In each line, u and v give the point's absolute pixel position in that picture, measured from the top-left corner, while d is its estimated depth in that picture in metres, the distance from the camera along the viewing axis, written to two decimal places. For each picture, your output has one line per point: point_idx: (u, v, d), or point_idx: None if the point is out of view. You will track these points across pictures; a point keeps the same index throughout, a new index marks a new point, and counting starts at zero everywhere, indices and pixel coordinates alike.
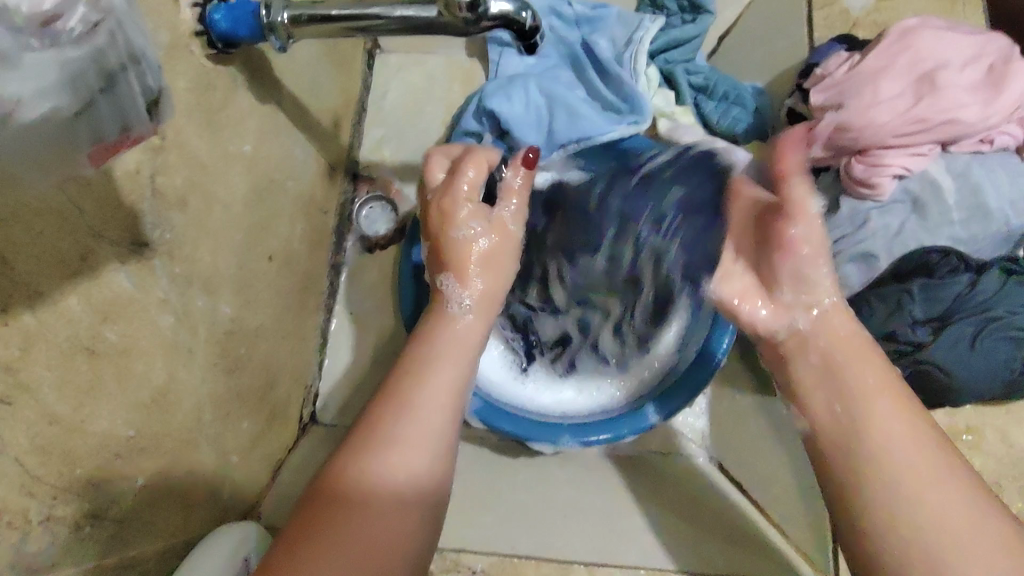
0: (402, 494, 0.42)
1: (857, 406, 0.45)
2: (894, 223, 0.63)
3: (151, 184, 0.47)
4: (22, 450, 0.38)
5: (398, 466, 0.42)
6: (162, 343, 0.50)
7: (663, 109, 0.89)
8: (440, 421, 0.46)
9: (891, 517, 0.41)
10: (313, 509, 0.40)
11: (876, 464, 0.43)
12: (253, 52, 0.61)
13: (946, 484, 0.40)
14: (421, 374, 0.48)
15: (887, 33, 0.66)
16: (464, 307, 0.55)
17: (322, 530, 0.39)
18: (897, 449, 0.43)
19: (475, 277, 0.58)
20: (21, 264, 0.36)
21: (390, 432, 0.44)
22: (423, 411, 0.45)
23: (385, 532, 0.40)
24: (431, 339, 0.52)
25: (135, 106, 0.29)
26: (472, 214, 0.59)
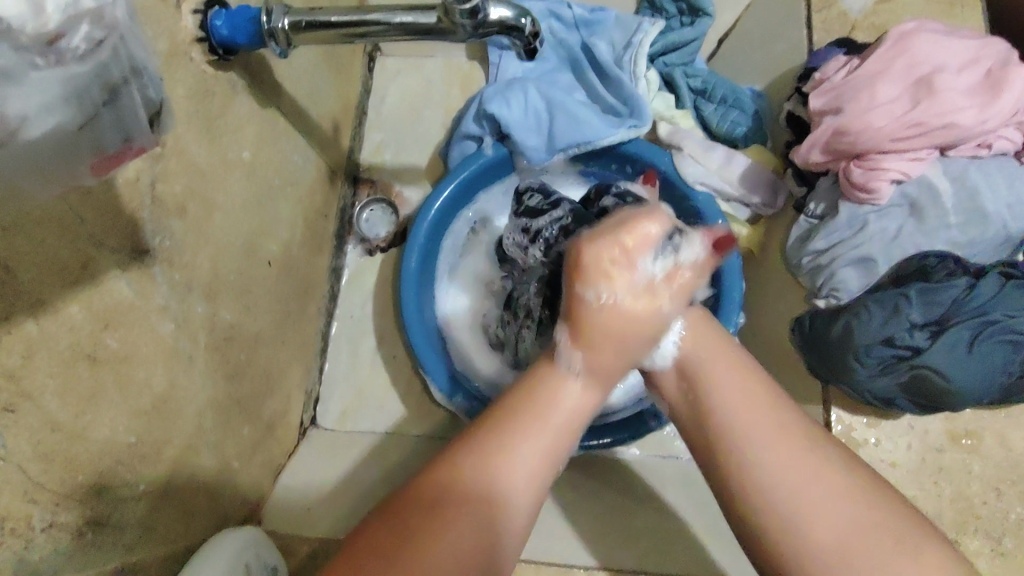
0: (466, 533, 0.39)
1: (704, 385, 0.48)
2: (892, 227, 0.64)
3: (152, 191, 0.48)
4: (24, 458, 0.38)
5: (495, 487, 0.41)
6: (162, 350, 0.51)
7: (662, 112, 0.89)
8: (536, 480, 0.43)
9: (763, 497, 0.42)
10: (394, 511, 0.39)
11: (738, 451, 0.44)
12: (252, 57, 0.62)
13: (789, 468, 0.42)
14: (524, 415, 0.44)
15: (884, 37, 0.66)
16: (573, 367, 0.45)
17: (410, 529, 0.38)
18: (752, 433, 0.44)
19: (596, 344, 0.45)
20: (24, 273, 0.36)
21: (490, 454, 0.42)
22: (521, 453, 0.42)
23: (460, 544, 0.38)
24: (531, 390, 0.45)
25: (137, 118, 0.29)
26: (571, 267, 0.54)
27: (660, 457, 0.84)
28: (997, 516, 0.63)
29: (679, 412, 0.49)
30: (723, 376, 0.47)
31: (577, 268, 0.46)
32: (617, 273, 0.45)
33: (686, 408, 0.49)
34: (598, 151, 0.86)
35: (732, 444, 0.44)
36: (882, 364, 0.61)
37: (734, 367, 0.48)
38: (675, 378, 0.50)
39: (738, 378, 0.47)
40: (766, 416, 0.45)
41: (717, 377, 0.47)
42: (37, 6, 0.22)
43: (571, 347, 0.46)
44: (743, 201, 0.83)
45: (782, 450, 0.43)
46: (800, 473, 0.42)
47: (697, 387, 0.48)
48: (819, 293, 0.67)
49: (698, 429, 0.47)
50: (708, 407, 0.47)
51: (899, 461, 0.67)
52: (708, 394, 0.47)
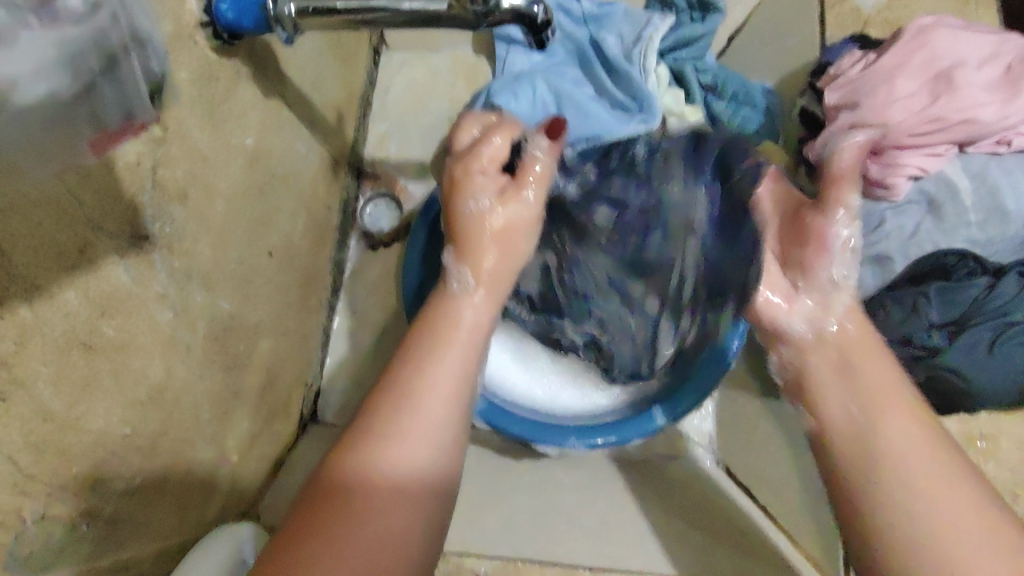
0: (391, 507, 0.39)
1: (874, 415, 0.48)
2: (909, 224, 0.62)
3: (153, 176, 0.46)
4: (15, 449, 0.36)
5: (401, 461, 0.40)
6: (161, 339, 0.49)
7: (671, 108, 0.87)
8: (434, 446, 0.41)
9: (903, 529, 0.43)
10: (325, 498, 0.38)
11: (900, 480, 0.44)
12: (257, 43, 0.60)
13: (945, 501, 0.43)
14: (430, 348, 0.45)
15: (902, 31, 0.65)
16: (464, 282, 0.50)
17: (332, 530, 0.37)
18: (904, 458, 0.45)
19: (488, 250, 0.52)
20: (19, 256, 0.35)
21: (383, 436, 0.40)
22: (427, 398, 0.42)
23: (390, 525, 0.38)
24: (438, 321, 0.48)
25: (139, 92, 0.28)
26: (483, 184, 0.54)
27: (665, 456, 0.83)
28: None
29: (835, 427, 0.49)
30: (877, 366, 0.51)
31: (455, 187, 0.54)
32: (479, 178, 0.54)
33: (840, 418, 0.49)
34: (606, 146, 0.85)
35: (896, 472, 0.45)
36: (897, 365, 0.59)
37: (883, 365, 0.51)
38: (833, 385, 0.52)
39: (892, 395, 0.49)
40: (907, 438, 0.46)
41: (870, 379, 0.50)
42: None
43: (459, 262, 0.52)
44: None
45: (919, 450, 0.45)
46: (940, 475, 0.44)
47: (849, 381, 0.51)
48: None
49: (852, 449, 0.48)
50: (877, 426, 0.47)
51: None
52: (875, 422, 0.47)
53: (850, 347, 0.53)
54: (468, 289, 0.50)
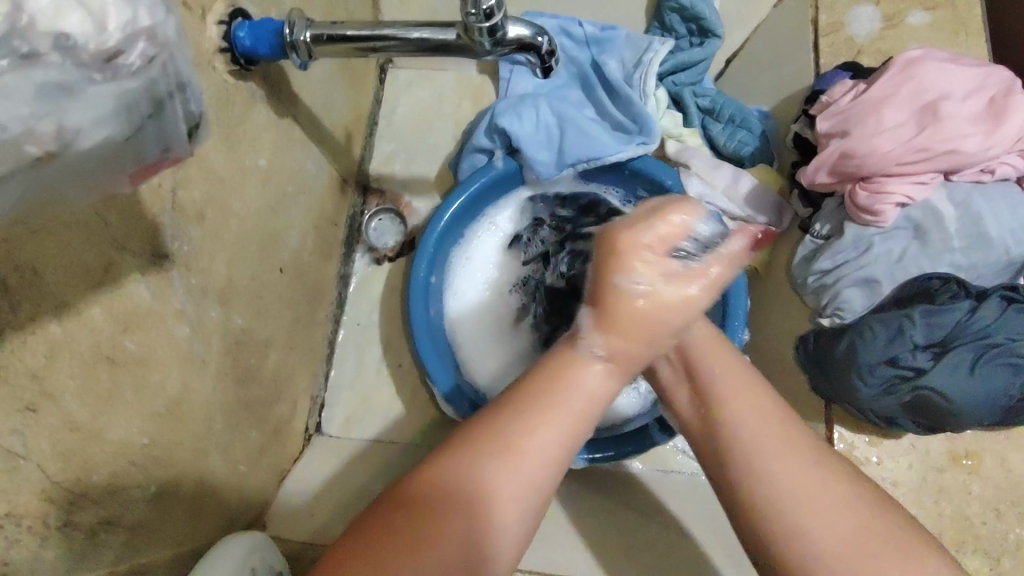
0: (475, 525, 0.40)
1: (716, 399, 0.48)
2: (896, 249, 0.65)
3: (172, 198, 0.49)
4: (44, 457, 0.39)
5: (502, 484, 0.41)
6: (177, 353, 0.51)
7: (670, 130, 0.91)
8: (534, 477, 0.42)
9: (775, 521, 0.42)
10: (415, 503, 0.40)
11: (747, 463, 0.44)
12: (271, 68, 0.63)
13: (810, 499, 0.42)
14: (519, 439, 0.42)
15: (890, 63, 0.68)
16: (592, 350, 0.44)
17: (423, 532, 0.39)
18: (758, 442, 0.44)
19: (620, 332, 0.44)
20: (50, 275, 0.37)
21: (495, 458, 0.41)
22: (531, 447, 0.42)
23: (460, 536, 0.40)
24: (554, 381, 0.44)
25: (177, 130, 0.30)
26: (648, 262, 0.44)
27: (661, 472, 0.85)
28: (996, 537, 0.63)
29: (692, 426, 0.49)
30: (718, 363, 0.49)
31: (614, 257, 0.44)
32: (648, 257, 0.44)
33: (693, 416, 0.49)
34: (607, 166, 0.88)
35: (745, 459, 0.44)
36: (885, 385, 0.61)
37: (726, 363, 0.49)
38: (682, 381, 0.50)
39: (725, 372, 0.48)
40: (756, 421, 0.45)
41: (712, 375, 0.49)
42: (98, 24, 0.23)
43: (594, 329, 0.45)
44: (749, 220, 0.84)
45: (761, 432, 0.45)
46: (793, 468, 0.43)
47: (694, 378, 0.49)
48: (823, 312, 0.68)
49: (703, 438, 0.48)
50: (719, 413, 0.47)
51: (900, 480, 0.67)
52: (717, 408, 0.47)
53: (692, 349, 0.50)
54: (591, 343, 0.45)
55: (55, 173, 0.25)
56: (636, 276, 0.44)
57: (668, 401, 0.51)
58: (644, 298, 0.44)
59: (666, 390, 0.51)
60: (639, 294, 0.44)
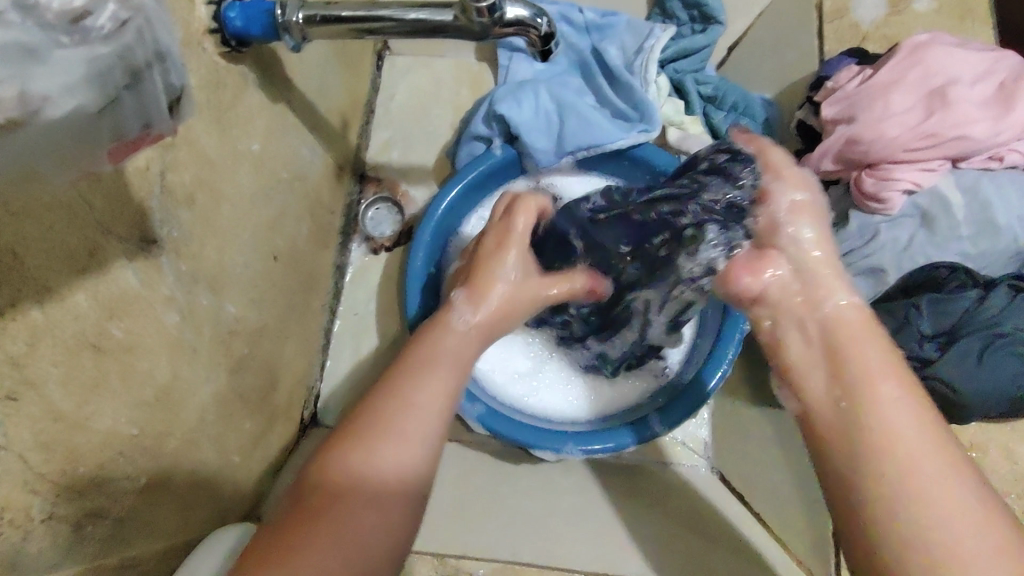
0: (382, 511, 0.40)
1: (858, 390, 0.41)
2: (903, 237, 0.64)
3: (162, 180, 0.47)
4: (26, 447, 0.37)
5: (387, 467, 0.41)
6: (167, 341, 0.50)
7: (672, 117, 0.89)
8: (421, 454, 0.42)
9: (880, 508, 0.37)
10: (302, 507, 0.39)
11: (874, 448, 0.38)
12: (264, 50, 0.61)
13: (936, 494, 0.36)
14: (394, 390, 0.44)
15: (897, 48, 0.66)
16: (464, 322, 0.52)
17: (309, 528, 0.38)
18: (898, 445, 0.38)
19: (515, 302, 0.56)
20: (31, 259, 0.36)
21: (386, 435, 0.42)
22: (411, 419, 0.43)
23: (365, 523, 0.39)
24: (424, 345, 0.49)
25: (157, 103, 0.29)
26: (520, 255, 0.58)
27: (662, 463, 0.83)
28: None
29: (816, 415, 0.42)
30: (866, 348, 0.43)
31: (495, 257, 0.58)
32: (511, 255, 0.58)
33: (826, 397, 0.42)
34: (606, 154, 0.86)
35: (880, 445, 0.38)
36: None
37: (882, 352, 0.42)
38: (818, 361, 0.44)
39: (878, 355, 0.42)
40: (919, 439, 0.38)
41: (866, 360, 0.42)
42: None
43: (465, 304, 0.54)
44: None
45: (909, 419, 0.39)
46: (924, 456, 0.37)
47: (834, 359, 0.43)
48: None
49: (833, 428, 0.41)
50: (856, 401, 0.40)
51: None
52: (867, 395, 0.40)
53: (843, 321, 0.45)
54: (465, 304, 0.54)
55: (18, 146, 0.23)
56: (507, 272, 0.57)
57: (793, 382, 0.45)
58: (510, 287, 0.56)
59: (799, 373, 0.45)
60: (509, 279, 0.57)
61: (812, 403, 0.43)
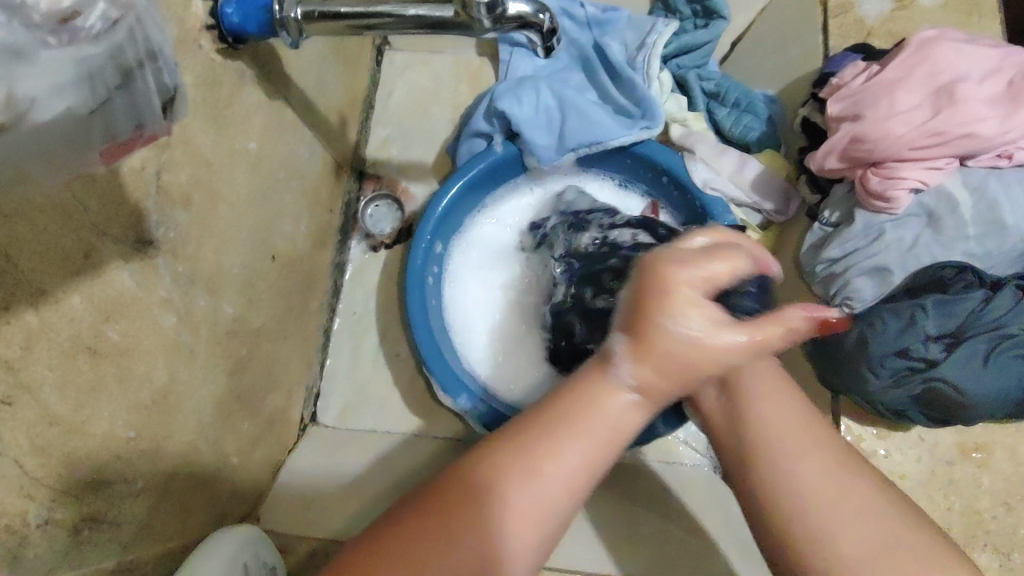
0: (497, 545, 0.40)
1: (749, 403, 0.46)
2: (908, 236, 0.63)
3: (157, 180, 0.47)
4: (21, 452, 0.37)
5: (522, 501, 0.40)
6: (164, 343, 0.50)
7: (675, 113, 0.89)
8: (553, 499, 0.41)
9: (784, 520, 0.41)
10: (439, 515, 0.40)
11: (771, 464, 0.43)
12: (261, 47, 0.60)
13: (833, 506, 0.41)
14: (574, 429, 0.42)
15: (904, 43, 0.65)
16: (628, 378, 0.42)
17: (430, 536, 0.39)
18: (779, 450, 0.43)
19: (655, 360, 0.41)
20: (24, 261, 0.35)
21: (532, 462, 0.41)
22: (557, 462, 0.41)
23: (477, 548, 0.39)
24: (577, 401, 0.43)
25: (150, 104, 0.28)
26: (693, 299, 0.41)
27: (664, 462, 0.84)
28: (1005, 531, 0.62)
29: (719, 429, 0.47)
30: (752, 364, 0.47)
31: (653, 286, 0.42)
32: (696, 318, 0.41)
33: (722, 413, 0.47)
34: (608, 151, 0.86)
35: (780, 465, 0.43)
36: (895, 376, 0.60)
37: (760, 368, 0.47)
38: (711, 385, 0.48)
39: (759, 370, 0.47)
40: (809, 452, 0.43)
41: (747, 376, 0.47)
42: None
43: (625, 360, 0.42)
44: (755, 207, 0.82)
45: (795, 429, 0.44)
46: (812, 466, 0.42)
47: (725, 384, 0.47)
48: (832, 302, 0.66)
49: (731, 441, 0.46)
50: (745, 416, 0.45)
51: (907, 473, 0.66)
52: (745, 410, 0.45)
53: (740, 357, 0.47)
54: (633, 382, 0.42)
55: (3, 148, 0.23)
56: (690, 319, 0.41)
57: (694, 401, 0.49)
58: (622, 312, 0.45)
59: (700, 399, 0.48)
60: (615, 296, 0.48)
61: (710, 415, 0.48)
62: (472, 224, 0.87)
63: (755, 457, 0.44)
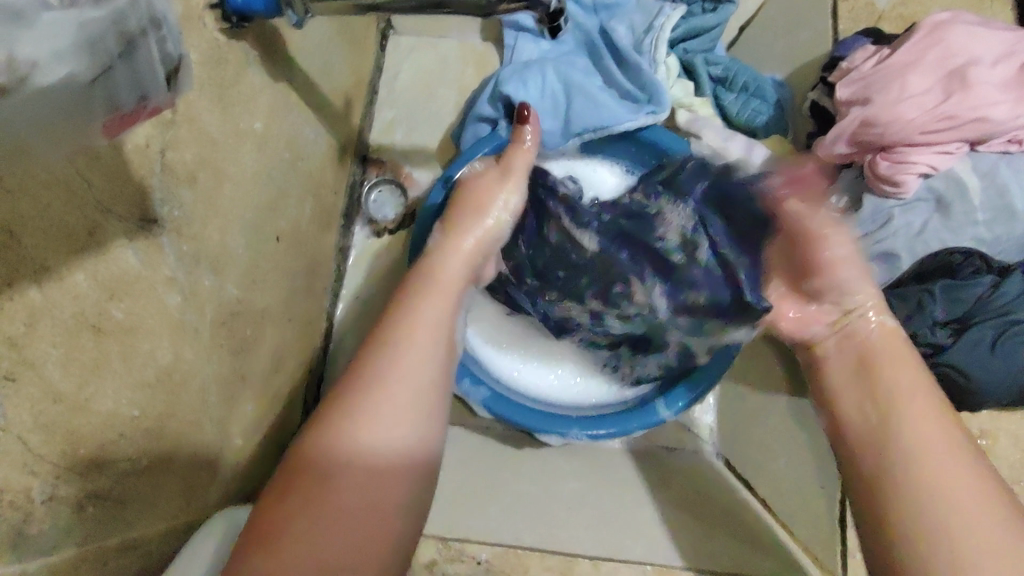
0: (359, 486, 0.41)
1: (896, 409, 0.49)
2: (917, 222, 0.63)
3: (161, 159, 0.46)
4: (25, 429, 0.37)
5: (380, 442, 0.42)
6: (169, 323, 0.49)
7: (681, 99, 0.88)
8: (402, 421, 0.44)
9: (894, 518, 0.43)
10: (274, 502, 0.40)
11: (930, 468, 0.44)
12: (266, 26, 0.60)
13: (955, 494, 0.42)
14: (389, 347, 0.47)
15: (916, 28, 0.64)
16: (456, 270, 0.58)
17: (290, 518, 0.39)
18: (933, 452, 0.45)
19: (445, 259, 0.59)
20: (27, 238, 0.35)
21: (363, 411, 0.43)
22: (391, 388, 0.44)
23: (345, 504, 0.40)
24: (402, 325, 0.49)
25: (153, 75, 0.28)
26: (495, 207, 0.64)
27: (669, 448, 0.84)
28: None
29: (852, 427, 0.51)
30: (901, 371, 0.51)
31: (466, 208, 0.64)
32: (493, 204, 0.65)
33: (859, 411, 0.51)
34: (615, 136, 0.85)
35: (934, 464, 0.44)
36: None
37: (912, 371, 0.51)
38: (853, 380, 0.54)
39: (912, 376, 0.51)
40: (937, 438, 0.46)
41: (894, 379, 0.51)
42: None
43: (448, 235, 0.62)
44: None
45: (931, 434, 0.46)
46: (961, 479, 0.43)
47: (867, 378, 0.52)
48: None
49: (869, 438, 0.49)
50: (891, 413, 0.49)
51: None
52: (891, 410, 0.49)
53: (876, 346, 0.55)
54: (440, 241, 0.61)
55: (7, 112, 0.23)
56: (470, 236, 0.62)
57: (831, 403, 0.54)
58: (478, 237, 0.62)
59: (834, 394, 0.54)
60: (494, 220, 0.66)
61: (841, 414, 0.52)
62: None
63: (898, 449, 0.47)
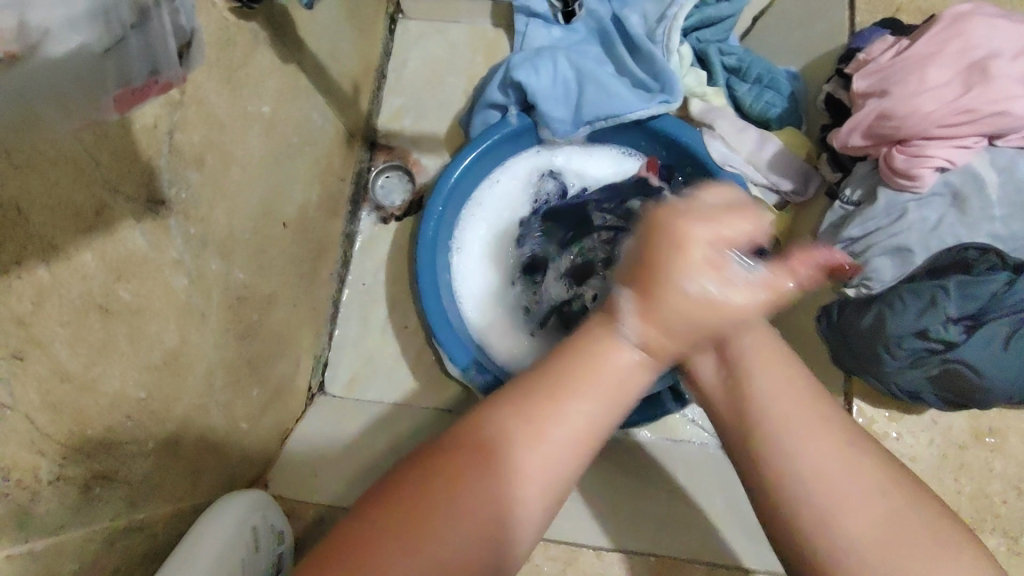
0: (473, 518, 0.34)
1: (744, 377, 0.41)
2: (932, 216, 0.61)
3: (170, 139, 0.46)
4: (32, 408, 0.36)
5: (529, 467, 0.35)
6: (176, 305, 0.49)
7: (694, 88, 0.87)
8: (552, 467, 0.36)
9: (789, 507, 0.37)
10: (419, 488, 0.34)
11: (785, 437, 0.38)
12: (276, 7, 0.59)
13: (834, 465, 0.37)
14: (578, 372, 0.37)
15: (938, 18, 0.63)
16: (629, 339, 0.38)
17: (406, 529, 0.33)
18: (792, 424, 0.38)
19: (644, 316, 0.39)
20: (37, 216, 0.35)
21: (528, 434, 0.36)
22: (551, 437, 0.36)
23: (461, 539, 0.34)
24: (572, 349, 0.38)
25: (165, 49, 0.28)
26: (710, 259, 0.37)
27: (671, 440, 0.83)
28: (1015, 516, 0.62)
29: (716, 406, 0.42)
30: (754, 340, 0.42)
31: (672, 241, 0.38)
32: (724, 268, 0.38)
33: (719, 386, 0.42)
34: (624, 126, 0.84)
35: (785, 437, 0.38)
36: (912, 357, 0.60)
37: (764, 339, 0.42)
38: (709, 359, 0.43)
39: (760, 343, 0.42)
40: (789, 399, 0.39)
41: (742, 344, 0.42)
42: None
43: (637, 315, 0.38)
44: (773, 188, 0.81)
45: (787, 398, 0.39)
46: (820, 440, 0.38)
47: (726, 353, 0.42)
48: (849, 282, 0.65)
49: (737, 421, 0.40)
50: (742, 386, 0.41)
51: (919, 456, 0.66)
52: (745, 380, 0.41)
53: None
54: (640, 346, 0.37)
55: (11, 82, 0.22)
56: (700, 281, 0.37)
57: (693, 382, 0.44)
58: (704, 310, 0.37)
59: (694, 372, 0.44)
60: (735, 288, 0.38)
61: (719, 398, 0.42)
62: (483, 189, 0.86)
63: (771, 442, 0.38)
